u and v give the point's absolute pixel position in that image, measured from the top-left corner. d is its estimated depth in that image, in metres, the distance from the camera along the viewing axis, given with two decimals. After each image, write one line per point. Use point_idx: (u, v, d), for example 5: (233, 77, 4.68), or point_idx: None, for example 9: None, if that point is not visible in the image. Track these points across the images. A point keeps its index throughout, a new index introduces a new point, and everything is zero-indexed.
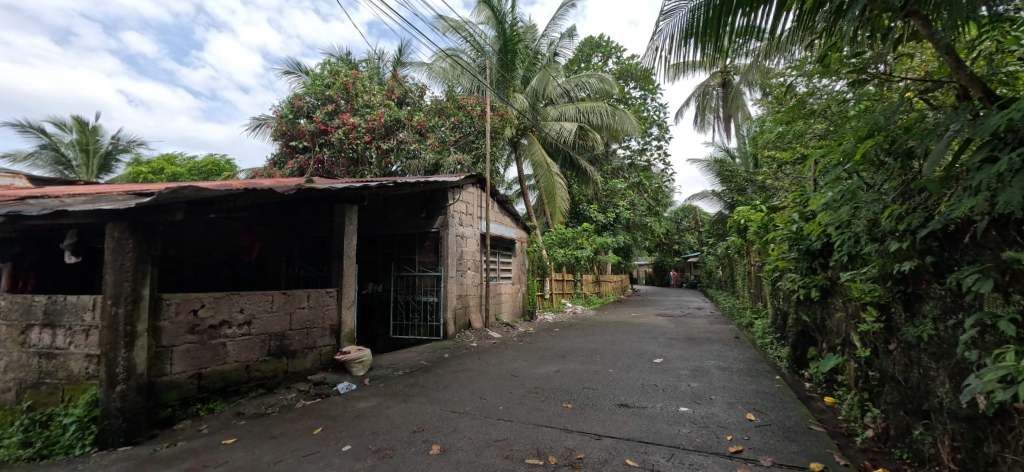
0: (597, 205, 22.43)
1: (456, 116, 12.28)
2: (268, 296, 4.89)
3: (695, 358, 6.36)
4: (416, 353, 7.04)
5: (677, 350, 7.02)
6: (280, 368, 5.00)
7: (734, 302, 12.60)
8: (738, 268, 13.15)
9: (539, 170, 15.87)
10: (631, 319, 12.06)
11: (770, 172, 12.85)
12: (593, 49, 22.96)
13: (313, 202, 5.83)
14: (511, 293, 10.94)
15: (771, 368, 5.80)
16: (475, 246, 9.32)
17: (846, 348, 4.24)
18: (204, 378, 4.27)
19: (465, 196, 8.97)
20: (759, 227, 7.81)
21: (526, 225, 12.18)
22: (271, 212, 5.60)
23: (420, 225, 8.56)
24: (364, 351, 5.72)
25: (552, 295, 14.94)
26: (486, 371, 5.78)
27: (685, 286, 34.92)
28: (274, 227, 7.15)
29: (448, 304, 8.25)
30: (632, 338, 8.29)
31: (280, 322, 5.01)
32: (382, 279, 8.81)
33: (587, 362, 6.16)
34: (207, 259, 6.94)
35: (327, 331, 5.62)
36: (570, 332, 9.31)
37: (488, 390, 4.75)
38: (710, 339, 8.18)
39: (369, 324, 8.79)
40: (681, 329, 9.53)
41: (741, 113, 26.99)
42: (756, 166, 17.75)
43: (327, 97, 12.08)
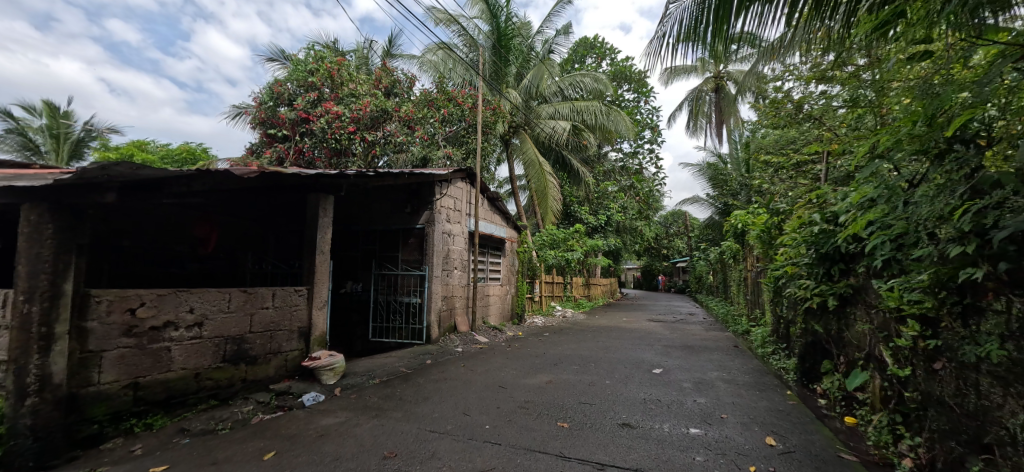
0: (588, 207, 22.04)
1: (447, 109, 11.70)
2: (225, 294, 4.35)
3: (697, 369, 5.92)
4: (395, 359, 6.49)
5: (675, 359, 6.59)
6: (237, 376, 4.47)
7: (728, 309, 12.25)
8: (733, 274, 12.82)
9: (530, 169, 15.40)
10: (623, 324, 11.62)
11: (767, 177, 12.55)
12: (588, 50, 22.61)
13: (282, 190, 5.29)
14: (499, 295, 10.42)
15: (779, 382, 5.37)
16: (463, 245, 8.81)
17: (872, 362, 3.73)
18: (142, 389, 3.76)
19: (453, 191, 8.47)
20: (762, 231, 7.44)
21: (516, 224, 11.70)
22: (233, 199, 5.07)
23: (405, 221, 8.03)
24: (336, 357, 5.18)
25: (541, 298, 14.46)
26: (471, 380, 5.26)
27: (673, 291, 34.73)
28: (239, 215, 6.63)
29: (432, 306, 7.71)
30: (626, 345, 7.85)
31: (239, 324, 4.47)
32: (362, 277, 8.25)
33: (580, 371, 5.68)
34: (166, 252, 6.38)
35: (295, 334, 5.08)
36: (560, 338, 8.84)
37: (473, 404, 4.24)
38: (709, 347, 7.75)
39: (346, 325, 8.22)
40: (676, 336, 9.10)
41: (734, 118, 26.86)
42: (750, 172, 17.52)
43: (310, 84, 11.48)
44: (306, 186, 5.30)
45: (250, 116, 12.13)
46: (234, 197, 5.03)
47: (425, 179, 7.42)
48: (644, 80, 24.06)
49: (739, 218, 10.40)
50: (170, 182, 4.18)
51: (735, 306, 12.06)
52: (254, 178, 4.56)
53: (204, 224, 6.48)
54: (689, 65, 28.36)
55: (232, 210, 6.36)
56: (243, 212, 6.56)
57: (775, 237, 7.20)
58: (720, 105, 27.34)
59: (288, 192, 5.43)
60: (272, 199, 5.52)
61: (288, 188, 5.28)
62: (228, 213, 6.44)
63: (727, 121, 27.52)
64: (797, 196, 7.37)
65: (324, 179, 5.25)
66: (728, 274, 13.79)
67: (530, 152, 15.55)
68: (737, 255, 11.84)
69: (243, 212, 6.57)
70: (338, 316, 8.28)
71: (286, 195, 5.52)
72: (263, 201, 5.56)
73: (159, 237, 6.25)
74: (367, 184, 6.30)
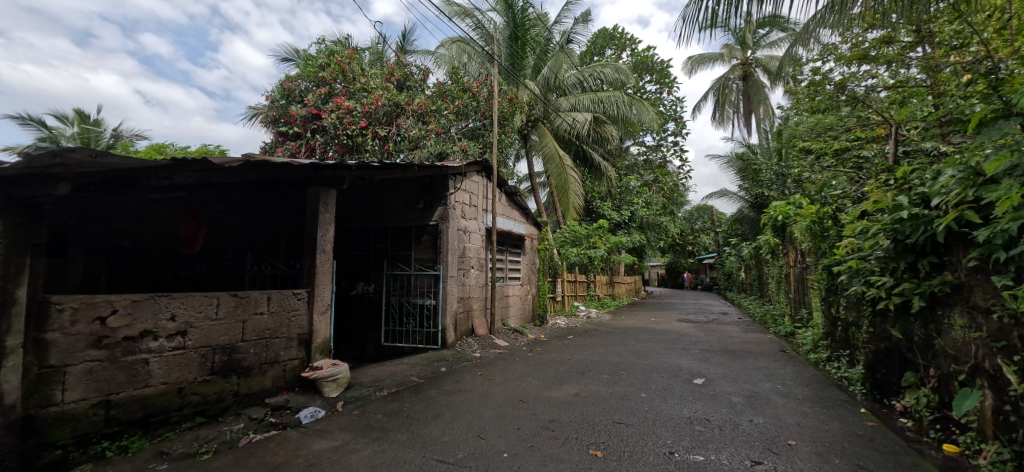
0: (611, 203, 21.28)
1: (461, 99, 11.17)
2: (212, 298, 3.88)
3: (745, 380, 5.22)
4: (407, 367, 5.98)
5: (717, 366, 5.91)
6: (228, 390, 3.99)
7: (765, 309, 11.40)
8: (769, 271, 11.96)
9: (551, 163, 14.78)
10: (652, 324, 10.90)
11: (806, 165, 11.66)
12: (608, 41, 21.77)
13: (278, 180, 4.83)
14: (519, 295, 9.85)
15: (844, 396, 4.63)
16: (481, 242, 8.27)
17: (983, 378, 3.05)
18: (115, 407, 3.29)
19: (468, 185, 7.94)
20: (812, 222, 6.71)
21: (537, 221, 11.11)
22: (226, 190, 4.64)
23: (417, 218, 7.54)
24: (340, 367, 4.68)
25: (564, 298, 13.85)
26: (489, 393, 4.69)
27: (700, 289, 33.56)
28: (234, 211, 6.47)
29: (448, 308, 7.18)
30: (659, 349, 7.19)
31: (228, 331, 4.00)
32: (374, 278, 7.80)
33: (611, 382, 5.06)
34: (166, 255, 6.31)
35: (294, 341, 4.59)
36: (586, 341, 8.21)
37: (489, 425, 3.68)
38: (753, 352, 7.00)
39: (359, 329, 7.78)
40: (713, 339, 8.35)
41: (762, 106, 25.71)
42: (785, 161, 16.52)
43: (320, 79, 11.14)
44: (306, 178, 4.85)
45: (262, 114, 11.84)
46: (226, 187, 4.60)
47: (437, 171, 6.92)
48: (667, 70, 23.16)
49: (778, 210, 9.59)
50: (146, 173, 3.73)
51: (773, 304, 11.22)
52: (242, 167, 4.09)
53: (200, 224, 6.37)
54: (713, 54, 27.28)
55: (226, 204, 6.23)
56: (237, 207, 6.42)
57: (829, 230, 6.42)
58: (749, 94, 26.21)
59: (287, 183, 4.98)
60: (269, 189, 5.09)
61: (287, 179, 4.82)
62: (221, 209, 6.29)
63: (756, 110, 26.37)
64: (852, 185, 6.59)
65: (326, 170, 4.80)
66: (764, 271, 12.90)
67: (549, 146, 14.93)
68: (776, 250, 10.98)
69: (237, 208, 6.43)
70: (351, 319, 7.83)
71: (285, 186, 5.07)
72: (261, 193, 5.15)
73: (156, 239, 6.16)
74: (375, 176, 5.84)
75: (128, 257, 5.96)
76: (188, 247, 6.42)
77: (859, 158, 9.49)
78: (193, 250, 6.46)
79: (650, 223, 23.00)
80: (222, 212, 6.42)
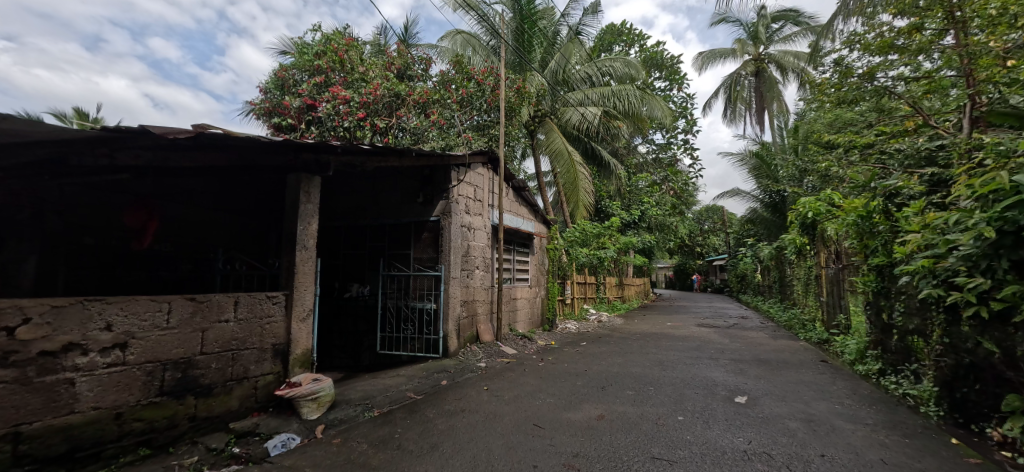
0: (620, 202, 20.52)
1: (465, 87, 10.45)
2: (161, 303, 3.20)
3: (795, 398, 4.48)
4: (404, 379, 5.30)
5: (756, 381, 5.19)
6: (181, 414, 3.29)
7: (791, 313, 10.63)
8: (794, 273, 11.19)
9: (559, 160, 14.09)
10: (669, 329, 10.18)
11: (833, 158, 10.91)
12: (616, 37, 21.00)
13: (252, 163, 4.18)
14: (528, 298, 9.15)
15: (920, 422, 3.89)
16: (486, 240, 7.57)
17: None
18: (26, 442, 2.59)
19: (472, 177, 7.25)
20: (859, 216, 5.99)
21: (546, 218, 10.42)
22: (189, 170, 4.00)
23: (417, 213, 6.86)
24: (321, 383, 3.98)
25: (573, 300, 13.14)
26: (496, 415, 3.99)
27: (710, 291, 32.70)
28: (212, 198, 6.07)
29: (450, 312, 6.48)
30: (684, 359, 6.47)
31: (182, 342, 3.31)
32: (369, 279, 7.13)
33: (639, 401, 4.35)
34: (137, 254, 5.67)
35: (269, 353, 3.89)
36: (601, 348, 7.49)
37: (497, 462, 2.97)
38: (791, 363, 6.25)
39: (353, 335, 7.10)
40: (741, 346, 7.61)
41: (776, 103, 24.94)
42: (805, 157, 15.74)
43: (316, 68, 10.51)
44: (285, 163, 4.20)
45: (255, 107, 11.23)
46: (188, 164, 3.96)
47: (437, 161, 6.26)
48: (677, 65, 22.43)
49: (809, 206, 8.84)
50: (76, 149, 3.07)
51: (800, 308, 10.47)
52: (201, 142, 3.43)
53: (175, 218, 5.81)
54: (724, 50, 26.53)
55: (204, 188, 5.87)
56: (217, 193, 6.06)
57: (881, 226, 5.71)
58: (761, 90, 25.45)
59: (263, 168, 4.32)
60: (244, 174, 4.45)
61: (262, 162, 4.17)
62: (200, 193, 5.91)
63: (769, 107, 25.64)
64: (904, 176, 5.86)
65: (309, 153, 4.14)
66: (787, 273, 12.11)
67: (557, 142, 14.25)
68: (803, 250, 10.21)
69: (216, 194, 6.08)
70: (344, 324, 7.16)
71: (261, 171, 4.41)
72: (234, 176, 4.50)
73: (122, 234, 5.53)
74: (367, 165, 5.18)
75: (94, 256, 5.34)
76: (137, 240, 5.62)
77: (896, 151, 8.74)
78: (144, 245, 5.66)
79: (661, 223, 22.24)
80: (201, 202, 6.00)
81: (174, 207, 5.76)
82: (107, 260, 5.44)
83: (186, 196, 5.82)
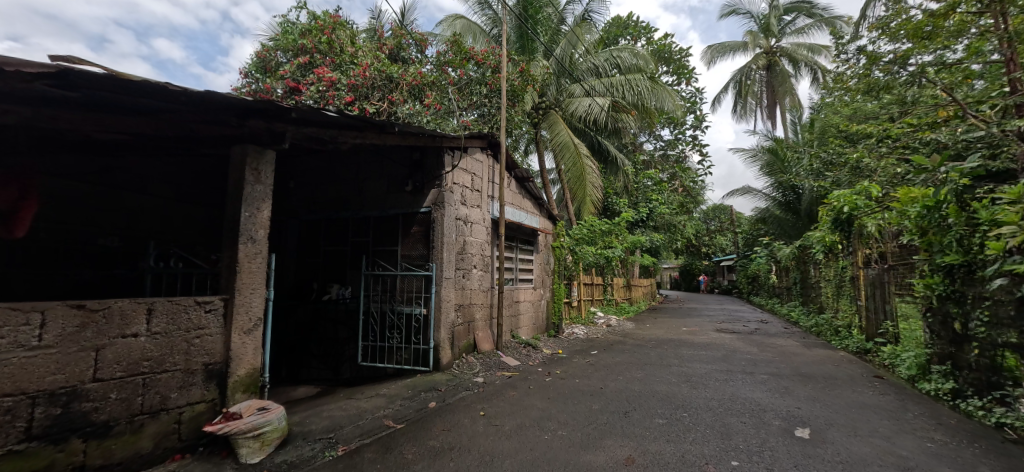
0: (627, 200, 19.59)
1: (463, 69, 9.50)
2: (30, 314, 2.31)
3: (870, 430, 3.57)
4: (385, 400, 4.41)
5: (810, 404, 4.29)
6: (60, 464, 2.40)
7: (819, 318, 9.70)
8: (821, 274, 10.26)
9: (564, 152, 13.17)
10: (685, 335, 9.29)
11: (866, 148, 9.97)
12: (622, 29, 20.02)
13: (187, 125, 3.32)
14: (532, 302, 8.24)
15: None
16: (485, 236, 6.67)
17: None
18: None
19: (469, 164, 6.36)
20: (926, 208, 5.05)
21: (552, 213, 9.52)
22: (104, 128, 3.16)
23: (405, 204, 5.96)
24: (269, 414, 3.08)
25: (580, 303, 12.25)
26: (494, 457, 3.09)
27: (718, 293, 31.72)
28: (178, 187, 5.34)
29: (442, 319, 5.57)
30: (714, 373, 5.57)
31: (63, 366, 2.43)
32: (351, 280, 6.23)
33: (675, 434, 3.45)
34: (81, 250, 4.67)
35: (198, 376, 3.01)
36: (616, 359, 6.59)
37: None
38: (841, 379, 5.34)
39: (333, 343, 6.22)
40: (774, 357, 6.69)
41: (789, 98, 23.94)
42: (826, 151, 14.81)
43: (300, 48, 9.66)
44: (229, 129, 3.34)
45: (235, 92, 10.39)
46: (103, 122, 3.12)
47: (427, 142, 5.37)
48: (686, 59, 21.50)
49: (843, 200, 8.05)
50: None
51: (829, 313, 9.55)
52: (100, 85, 2.58)
53: (129, 208, 4.98)
54: (734, 43, 25.54)
55: (166, 172, 5.21)
56: (184, 180, 5.38)
57: (952, 219, 4.77)
58: (774, 84, 24.49)
59: (204, 134, 3.46)
60: (184, 142, 3.61)
61: (202, 125, 3.33)
62: (163, 181, 5.19)
63: (780, 102, 24.65)
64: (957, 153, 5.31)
65: (257, 117, 3.27)
66: (812, 274, 11.16)
67: (562, 133, 13.39)
68: (833, 249, 9.27)
69: (184, 183, 5.38)
70: (325, 331, 6.27)
71: (203, 139, 3.55)
72: (173, 145, 3.68)
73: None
74: (338, 141, 4.29)
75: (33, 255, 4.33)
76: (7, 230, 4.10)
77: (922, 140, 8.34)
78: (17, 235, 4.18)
79: (668, 222, 21.29)
80: (167, 193, 5.25)
81: (129, 195, 4.94)
82: (44, 259, 4.42)
83: (146, 183, 5.06)
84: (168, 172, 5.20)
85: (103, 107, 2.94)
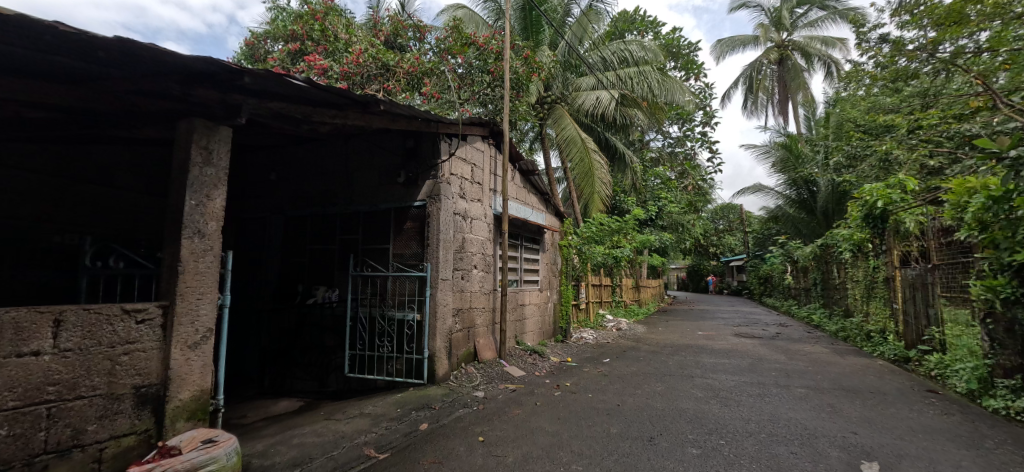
0: (635, 198, 18.96)
1: (463, 54, 8.83)
2: None
3: (953, 465, 2.94)
4: (370, 421, 3.80)
5: (864, 427, 3.66)
6: None
7: (847, 322, 8.99)
8: (846, 274, 9.60)
9: (571, 147, 12.52)
10: (702, 340, 8.65)
11: (896, 140, 9.28)
12: (628, 23, 19.38)
13: (123, 95, 2.77)
14: (538, 305, 7.63)
15: None
16: (487, 233, 6.05)
17: None
18: None
19: (468, 153, 5.76)
20: (990, 198, 4.41)
21: (559, 210, 8.92)
22: (20, 95, 2.62)
23: (397, 197, 5.37)
24: (219, 447, 2.49)
25: (588, 305, 11.64)
26: None
27: (727, 293, 31.00)
28: (145, 178, 4.95)
29: (438, 326, 4.95)
30: (744, 386, 4.95)
31: None
32: (338, 281, 5.64)
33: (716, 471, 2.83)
34: (39, 249, 4.22)
35: (125, 402, 2.43)
36: (632, 368, 5.97)
37: None
38: (891, 394, 4.68)
39: (318, 351, 5.62)
40: (806, 366, 6.04)
41: (801, 92, 23.19)
42: (845, 144, 14.12)
43: (291, 35, 9.15)
44: (172, 98, 2.77)
45: None
46: (18, 89, 2.57)
47: (420, 126, 4.79)
48: (694, 53, 20.81)
49: (876, 194, 7.33)
50: None
51: (857, 316, 8.90)
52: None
53: (92, 202, 4.55)
54: (744, 37, 24.81)
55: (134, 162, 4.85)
56: (153, 171, 5.00)
57: (1022, 210, 4.14)
58: (786, 79, 23.76)
59: (148, 108, 2.91)
60: (128, 117, 3.06)
61: (142, 95, 2.77)
62: (131, 172, 4.80)
63: (792, 97, 23.88)
64: None
65: (205, 84, 2.70)
66: (836, 275, 10.45)
67: (569, 128, 12.77)
68: (863, 247, 8.58)
69: (154, 174, 5.01)
70: (310, 338, 5.68)
71: (148, 114, 3.00)
72: (114, 119, 3.12)
73: None
74: (315, 121, 3.72)
75: None
76: None
77: (954, 132, 7.90)
78: None
79: (677, 221, 20.57)
80: (135, 185, 4.88)
81: (93, 188, 4.53)
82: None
83: (111, 173, 4.66)
84: (130, 159, 4.77)
85: (10, 67, 2.40)
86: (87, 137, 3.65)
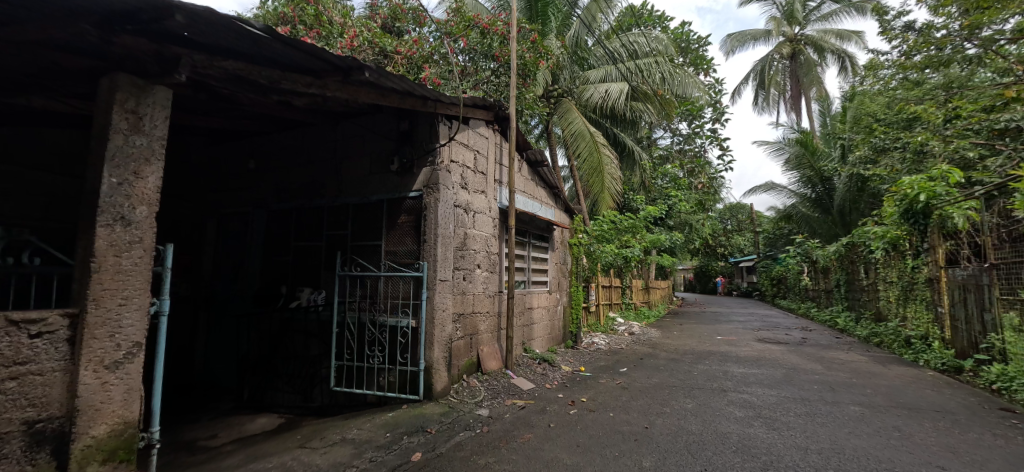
0: (643, 196, 18.29)
1: (465, 37, 8.19)
2: None
3: None
4: (352, 451, 3.18)
5: (952, 461, 3.01)
6: None
7: (880, 327, 8.28)
8: (877, 275, 8.92)
9: (580, 141, 11.88)
10: (724, 345, 8.00)
11: (933, 130, 8.57)
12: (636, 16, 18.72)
13: (27, 44, 2.17)
14: (547, 308, 7.01)
15: None
16: (492, 229, 5.42)
17: None
18: None
19: (471, 138, 5.13)
20: None
21: (569, 206, 8.29)
22: None
23: (391, 186, 4.76)
24: None
25: (598, 308, 10.99)
26: None
27: (736, 295, 30.27)
28: (59, 160, 4.37)
29: (436, 334, 4.33)
30: (787, 403, 4.29)
31: None
32: (325, 282, 5.03)
33: None
34: None
35: (11, 444, 1.83)
36: (655, 379, 5.33)
37: None
38: (962, 414, 4.01)
39: (302, 361, 5.00)
40: (850, 378, 5.36)
41: (815, 88, 22.42)
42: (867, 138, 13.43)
43: (282, 18, 8.56)
44: (92, 49, 2.18)
45: None
46: None
47: (415, 105, 4.20)
48: (704, 48, 20.11)
49: (918, 187, 6.60)
50: None
51: (890, 320, 8.23)
52: None
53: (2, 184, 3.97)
54: (755, 31, 24.07)
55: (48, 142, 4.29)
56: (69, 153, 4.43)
57: None
58: (798, 74, 23.02)
59: (66, 64, 2.31)
60: (44, 77, 2.45)
61: (54, 46, 2.19)
62: (56, 147, 4.31)
63: (805, 93, 23.14)
64: None
65: (130, 28, 2.11)
66: (864, 276, 9.74)
67: (577, 121, 12.13)
68: (898, 246, 7.87)
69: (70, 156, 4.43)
70: (293, 345, 5.08)
71: (69, 73, 2.40)
72: (30, 81, 2.52)
73: None
74: (285, 89, 3.12)
75: None
76: None
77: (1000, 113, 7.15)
78: None
79: (686, 220, 19.87)
80: (51, 168, 4.31)
81: (16, 168, 4.06)
82: None
83: (27, 152, 4.13)
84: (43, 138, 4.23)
85: None
86: (12, 109, 3.05)
